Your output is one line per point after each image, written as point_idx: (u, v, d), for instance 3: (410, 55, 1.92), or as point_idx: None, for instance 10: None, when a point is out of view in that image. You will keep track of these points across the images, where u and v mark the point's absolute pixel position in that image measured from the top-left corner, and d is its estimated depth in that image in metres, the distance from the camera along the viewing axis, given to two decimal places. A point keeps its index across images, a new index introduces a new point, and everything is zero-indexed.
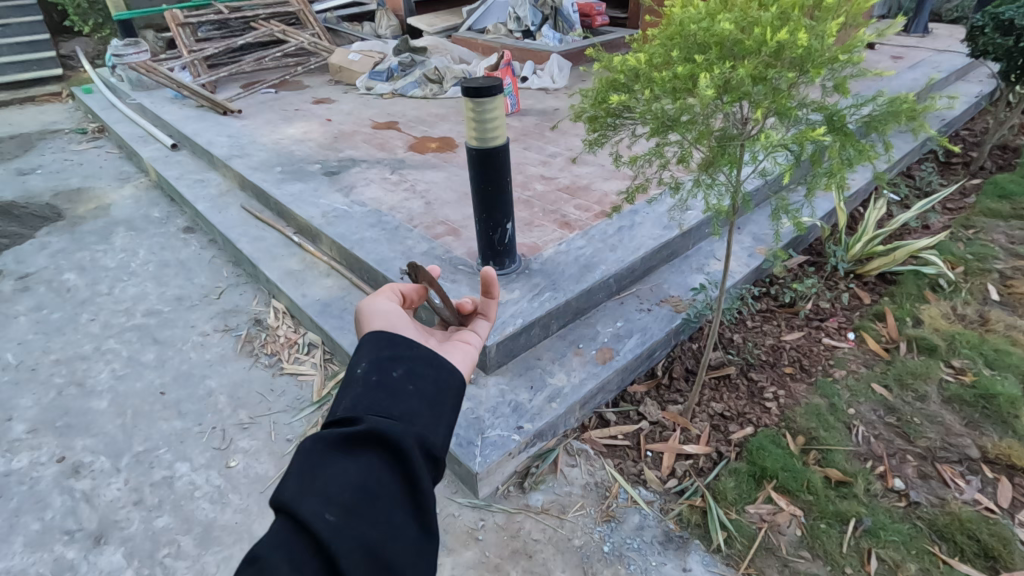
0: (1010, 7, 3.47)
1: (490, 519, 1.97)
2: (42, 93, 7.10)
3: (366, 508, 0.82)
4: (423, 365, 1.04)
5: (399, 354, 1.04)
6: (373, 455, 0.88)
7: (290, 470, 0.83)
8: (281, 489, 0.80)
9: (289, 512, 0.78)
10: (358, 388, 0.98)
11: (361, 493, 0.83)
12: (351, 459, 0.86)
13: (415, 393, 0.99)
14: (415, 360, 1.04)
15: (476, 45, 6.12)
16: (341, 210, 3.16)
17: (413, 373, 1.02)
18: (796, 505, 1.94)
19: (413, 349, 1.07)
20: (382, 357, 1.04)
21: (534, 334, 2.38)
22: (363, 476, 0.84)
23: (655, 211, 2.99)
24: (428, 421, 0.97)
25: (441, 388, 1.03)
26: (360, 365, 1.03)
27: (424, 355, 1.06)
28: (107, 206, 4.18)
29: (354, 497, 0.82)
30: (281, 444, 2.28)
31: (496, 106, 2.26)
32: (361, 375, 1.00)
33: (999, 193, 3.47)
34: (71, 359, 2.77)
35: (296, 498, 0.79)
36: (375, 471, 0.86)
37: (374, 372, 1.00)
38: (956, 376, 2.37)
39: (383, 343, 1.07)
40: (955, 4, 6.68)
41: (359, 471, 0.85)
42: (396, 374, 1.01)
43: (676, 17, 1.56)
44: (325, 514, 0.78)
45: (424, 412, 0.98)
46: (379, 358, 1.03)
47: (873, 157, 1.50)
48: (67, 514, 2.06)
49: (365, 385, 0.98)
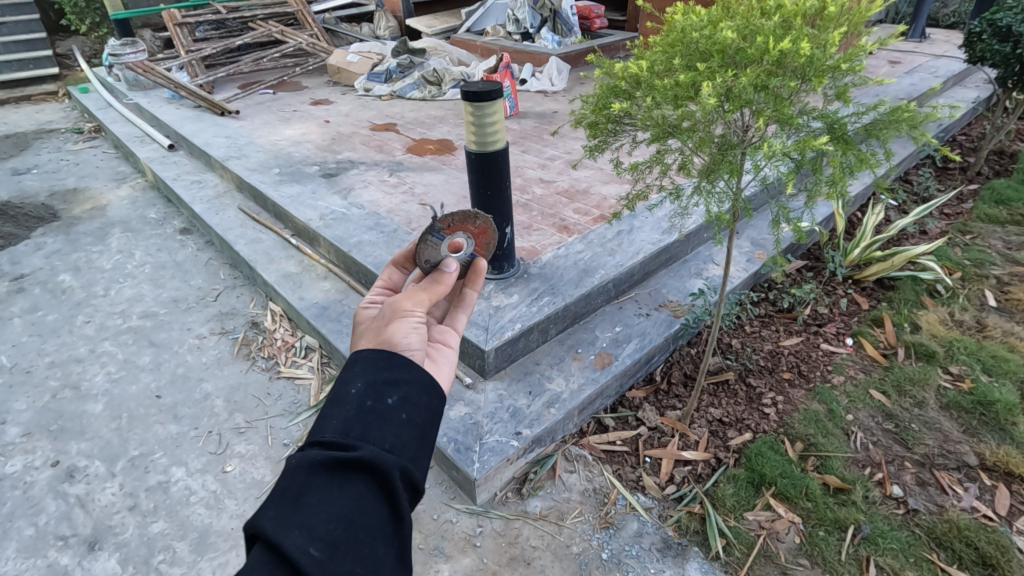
0: (1007, 14, 3.48)
1: (487, 526, 1.96)
2: (38, 92, 7.08)
3: (350, 540, 0.81)
4: (419, 392, 0.99)
5: (397, 377, 0.99)
6: (362, 482, 0.85)
7: (276, 491, 0.81)
8: (262, 515, 0.79)
9: (270, 540, 0.76)
10: (350, 411, 0.92)
11: (346, 527, 0.81)
12: (337, 488, 0.84)
13: (407, 422, 0.94)
14: (411, 384, 0.99)
15: (474, 46, 6.12)
16: (339, 213, 3.15)
17: (408, 400, 0.97)
18: (795, 512, 1.93)
19: (410, 371, 1.01)
20: (378, 378, 0.98)
21: (533, 338, 2.37)
22: (351, 508, 0.83)
23: (654, 216, 2.99)
24: (416, 454, 0.94)
25: (432, 416, 0.99)
26: (354, 383, 0.96)
27: (421, 378, 1.01)
28: (103, 206, 4.16)
29: (338, 531, 0.80)
30: (278, 449, 2.27)
31: (496, 110, 2.24)
32: (354, 396, 0.94)
33: (996, 199, 3.49)
34: (65, 362, 2.75)
35: (278, 528, 0.78)
36: (363, 502, 0.84)
37: (369, 395, 0.94)
38: (954, 383, 2.37)
39: (380, 363, 1.01)
40: (951, 10, 6.73)
41: (345, 501, 0.83)
42: (390, 402, 0.95)
43: (678, 24, 1.61)
44: (310, 549, 0.77)
45: (414, 445, 0.94)
46: (375, 380, 0.97)
47: (873, 165, 1.49)
48: (62, 519, 2.04)
49: (358, 408, 0.92)
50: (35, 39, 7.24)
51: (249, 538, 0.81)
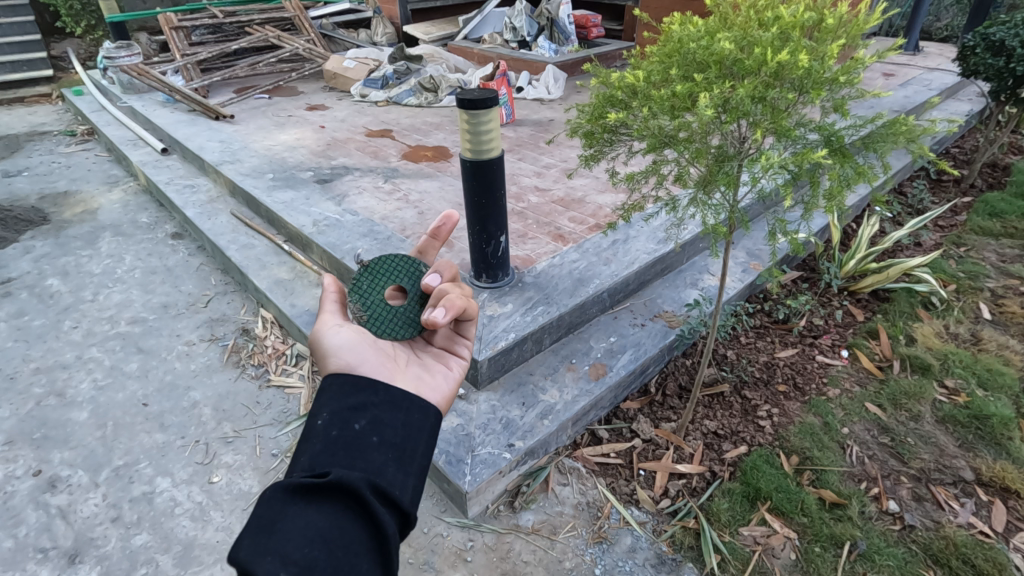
0: (1000, 29, 3.50)
1: (478, 539, 1.92)
2: (32, 94, 7.04)
3: (328, 562, 0.79)
4: (389, 411, 0.98)
5: (363, 402, 0.98)
6: (336, 504, 0.84)
7: (248, 523, 0.79)
8: (236, 548, 0.77)
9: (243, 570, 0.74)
10: (317, 443, 0.91)
11: (323, 548, 0.79)
12: (310, 511, 0.82)
13: (380, 444, 0.93)
14: (381, 406, 0.99)
15: (472, 54, 6.13)
16: (333, 219, 3.12)
17: (378, 423, 0.96)
18: (790, 528, 1.91)
19: (378, 394, 1.00)
20: (344, 406, 0.97)
21: (526, 348, 2.35)
22: (326, 528, 0.81)
23: (649, 226, 2.98)
24: (395, 473, 0.92)
25: (410, 433, 0.98)
26: (319, 415, 0.95)
27: (390, 398, 1.01)
28: (94, 210, 4.12)
29: (314, 553, 0.78)
30: (266, 459, 2.23)
31: (492, 119, 2.22)
32: (320, 427, 0.93)
33: (990, 212, 3.51)
34: (51, 368, 2.70)
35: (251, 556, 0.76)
36: (338, 521, 0.82)
37: (335, 424, 0.94)
38: (949, 397, 2.35)
39: (346, 389, 1.00)
40: (945, 23, 6.81)
41: (319, 524, 0.81)
42: (358, 427, 0.94)
43: (676, 34, 1.59)
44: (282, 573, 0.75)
45: (392, 464, 0.92)
46: (340, 407, 0.96)
47: (872, 177, 1.47)
48: (42, 531, 1.99)
49: (325, 438, 0.91)
50: (30, 41, 7.21)
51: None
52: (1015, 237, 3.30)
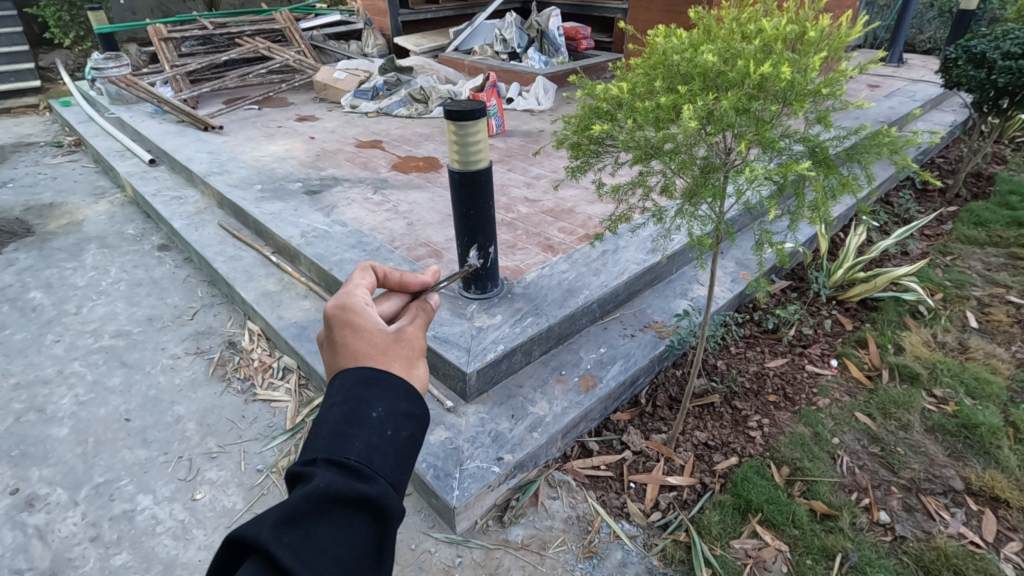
0: (981, 41, 3.56)
1: (467, 556, 1.89)
2: (18, 105, 6.98)
3: None
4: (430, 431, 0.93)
5: (416, 413, 0.91)
6: (369, 525, 0.78)
7: (287, 515, 0.71)
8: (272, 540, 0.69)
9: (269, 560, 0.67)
10: (373, 437, 0.83)
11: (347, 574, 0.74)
12: (348, 525, 0.75)
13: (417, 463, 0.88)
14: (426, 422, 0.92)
15: (462, 65, 6.15)
16: (321, 231, 3.10)
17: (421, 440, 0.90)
18: (782, 540, 1.89)
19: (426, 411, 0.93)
20: (399, 408, 0.89)
21: (515, 360, 2.33)
22: (355, 549, 0.75)
23: (637, 237, 2.99)
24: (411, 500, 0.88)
25: None
26: (376, 407, 0.87)
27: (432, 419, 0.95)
28: (80, 221, 4.08)
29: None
30: (251, 475, 2.19)
31: (479, 130, 2.22)
32: (376, 423, 0.85)
33: (975, 220, 3.55)
34: (32, 383, 2.65)
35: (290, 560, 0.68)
36: (366, 545, 0.77)
37: (390, 424, 0.86)
38: (938, 406, 2.36)
39: (401, 393, 0.91)
40: (928, 36, 6.95)
41: (350, 541, 0.75)
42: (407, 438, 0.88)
43: (660, 46, 1.59)
44: None
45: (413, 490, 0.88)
46: (396, 409, 0.89)
47: (855, 189, 1.48)
48: (17, 552, 1.94)
49: (381, 436, 0.84)
50: (17, 51, 7.17)
51: (229, 550, 0.70)
52: (999, 246, 3.33)
